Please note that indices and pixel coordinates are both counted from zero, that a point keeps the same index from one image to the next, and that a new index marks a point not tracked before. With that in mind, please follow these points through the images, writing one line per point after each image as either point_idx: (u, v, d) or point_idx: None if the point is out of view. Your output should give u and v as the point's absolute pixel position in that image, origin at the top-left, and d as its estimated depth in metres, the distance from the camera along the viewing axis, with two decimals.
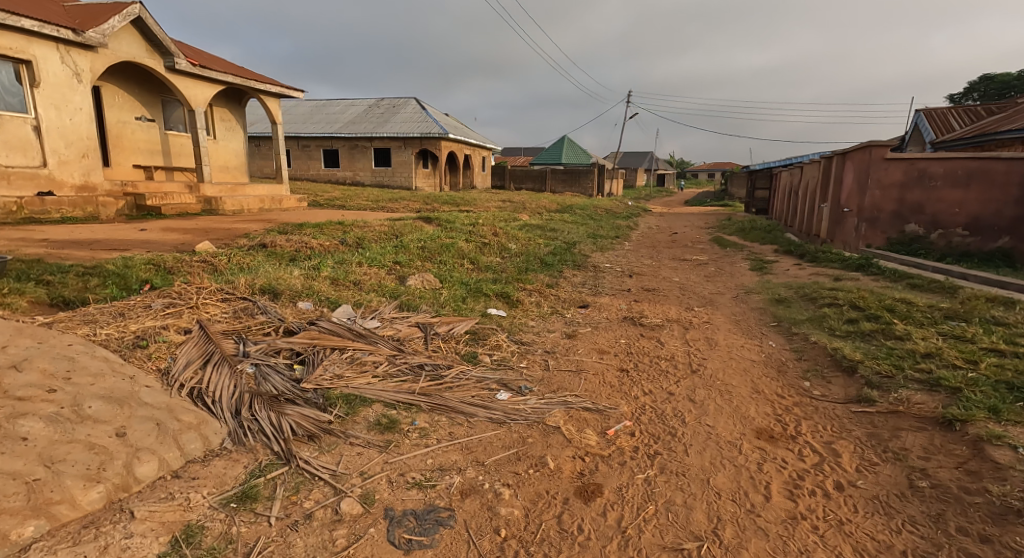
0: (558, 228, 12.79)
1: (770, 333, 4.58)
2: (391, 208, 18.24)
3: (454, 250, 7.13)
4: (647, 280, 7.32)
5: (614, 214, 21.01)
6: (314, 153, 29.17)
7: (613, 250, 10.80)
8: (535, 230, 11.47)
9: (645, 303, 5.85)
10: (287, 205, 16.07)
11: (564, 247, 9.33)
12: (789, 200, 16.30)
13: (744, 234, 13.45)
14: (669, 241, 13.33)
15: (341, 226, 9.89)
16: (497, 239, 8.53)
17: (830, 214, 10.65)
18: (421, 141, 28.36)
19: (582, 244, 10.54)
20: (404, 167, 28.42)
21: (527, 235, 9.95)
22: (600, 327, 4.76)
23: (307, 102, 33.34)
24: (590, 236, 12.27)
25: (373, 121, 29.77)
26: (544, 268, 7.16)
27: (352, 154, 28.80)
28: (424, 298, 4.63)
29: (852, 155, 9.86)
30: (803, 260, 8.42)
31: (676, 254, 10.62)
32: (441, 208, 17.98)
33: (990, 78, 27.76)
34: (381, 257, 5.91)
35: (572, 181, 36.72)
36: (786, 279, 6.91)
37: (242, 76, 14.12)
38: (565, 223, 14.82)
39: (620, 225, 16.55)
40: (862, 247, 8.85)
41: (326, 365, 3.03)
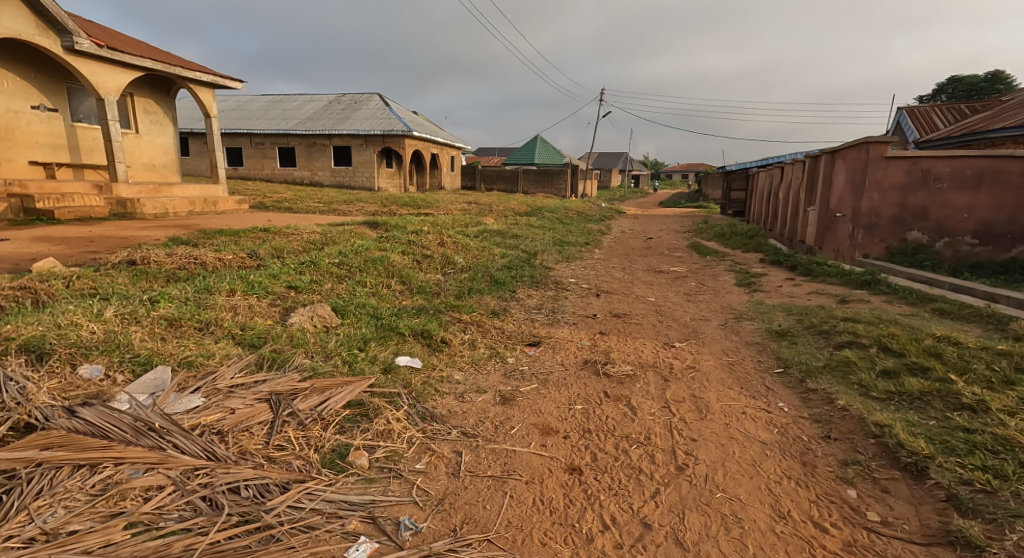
0: (521, 234, 11.59)
1: (777, 388, 3.41)
2: (345, 210, 16.81)
3: (382, 267, 5.85)
4: (617, 300, 6.15)
5: (586, 217, 19.95)
6: (269, 151, 27.52)
7: (581, 259, 9.66)
8: (494, 237, 10.24)
9: (612, 336, 4.66)
10: (223, 207, 14.55)
11: (523, 258, 8.11)
12: (768, 203, 15.45)
13: (723, 240, 12.48)
14: (642, 248, 12.27)
15: (263, 233, 8.51)
16: (441, 250, 7.27)
17: (817, 219, 9.65)
18: (383, 139, 26.93)
19: (544, 253, 9.35)
20: (366, 167, 27.01)
21: (481, 244, 8.70)
22: (550, 380, 3.54)
23: (263, 97, 31.50)
24: (555, 243, 11.09)
25: (333, 117, 28.17)
26: (493, 288, 5.92)
27: (309, 152, 27.34)
28: (297, 347, 3.27)
29: (844, 154, 8.88)
30: (794, 274, 7.36)
31: (649, 264, 9.53)
32: (399, 211, 16.62)
33: (958, 80, 27.50)
34: (274, 280, 4.58)
35: (544, 181, 35.66)
36: (779, 300, 5.82)
37: (165, 61, 12.56)
38: (530, 228, 13.64)
39: (591, 229, 15.45)
40: (858, 258, 7.84)
41: (32, 514, 1.68)
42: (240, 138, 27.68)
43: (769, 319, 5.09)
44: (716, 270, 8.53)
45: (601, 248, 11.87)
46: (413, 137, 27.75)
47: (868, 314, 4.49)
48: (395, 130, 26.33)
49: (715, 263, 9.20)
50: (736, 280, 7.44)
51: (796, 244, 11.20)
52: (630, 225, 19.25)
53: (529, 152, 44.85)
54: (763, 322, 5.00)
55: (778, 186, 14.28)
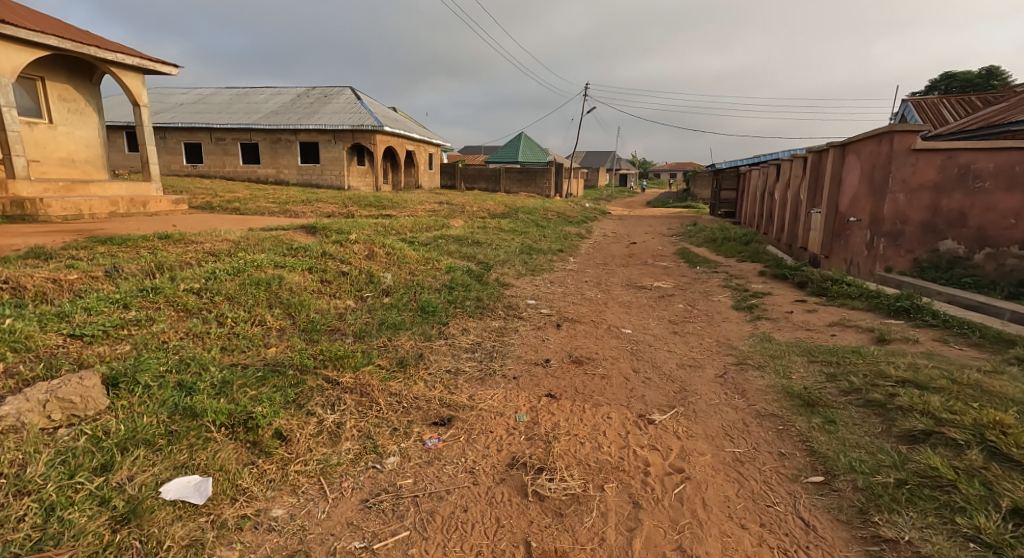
0: (486, 240, 10.19)
1: (824, 536, 2.01)
2: (299, 212, 15.29)
3: (269, 292, 4.39)
4: (582, 336, 4.75)
5: (567, 218, 18.61)
6: (230, 147, 26.38)
7: (549, 271, 8.27)
8: (448, 245, 8.83)
9: (567, 404, 3.24)
10: (154, 208, 12.98)
11: (475, 275, 6.69)
12: (763, 204, 14.16)
13: (714, 246, 11.16)
14: (623, 255, 10.92)
15: (162, 241, 7.04)
16: (368, 266, 5.82)
17: (824, 223, 8.38)
18: (353, 135, 25.77)
19: (506, 265, 7.96)
20: (335, 164, 26.00)
21: (427, 256, 7.26)
22: (443, 515, 2.10)
23: (228, 91, 29.91)
24: (522, 251, 9.69)
25: (301, 112, 26.99)
26: (417, 323, 4.48)
27: (273, 148, 26.22)
28: None
29: (857, 148, 7.57)
30: (805, 294, 5.99)
31: (630, 276, 8.15)
32: (360, 213, 15.15)
33: (952, 77, 26.54)
34: (61, 322, 3.08)
35: (527, 181, 34.28)
36: (795, 336, 4.45)
37: (77, 40, 10.96)
38: (500, 232, 12.23)
39: (569, 233, 14.07)
40: (880, 272, 6.50)
41: None
42: (201, 133, 26.44)
43: (785, 370, 3.70)
44: (709, 286, 7.16)
45: (577, 256, 10.50)
46: (385, 132, 26.33)
47: (932, 372, 3.14)
48: (365, 126, 25.23)
49: (708, 276, 7.83)
50: (735, 301, 6.08)
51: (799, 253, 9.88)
52: (612, 228, 17.94)
53: (512, 150, 43.45)
54: (778, 376, 3.61)
55: (774, 185, 13.00)
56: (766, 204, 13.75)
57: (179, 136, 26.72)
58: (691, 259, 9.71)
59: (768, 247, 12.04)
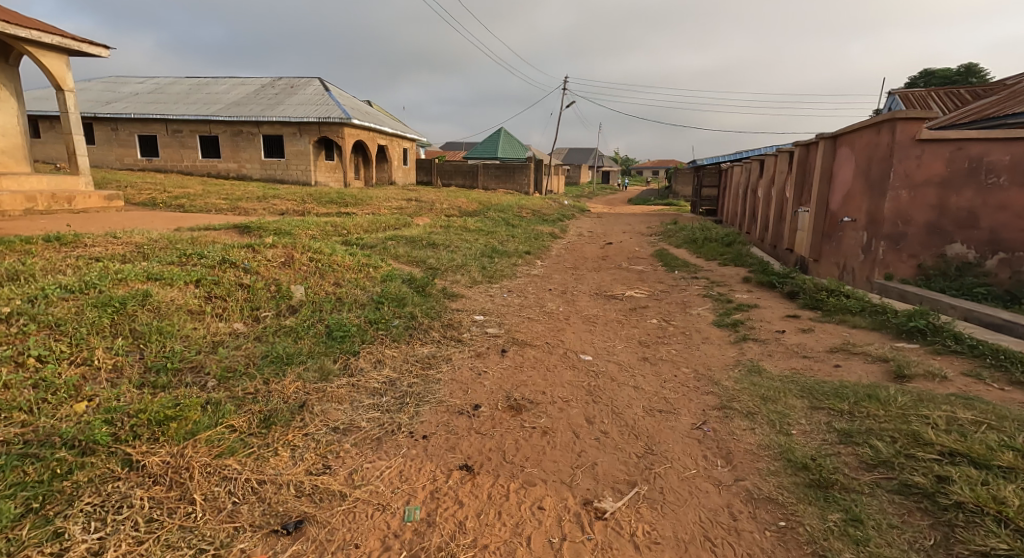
0: (444, 240, 9.24)
1: None
2: (251, 209, 14.16)
3: (119, 318, 3.40)
4: (531, 367, 3.83)
5: (542, 216, 17.74)
6: (188, 140, 25.31)
7: (509, 277, 7.37)
8: (397, 248, 7.86)
9: (485, 485, 2.32)
10: (81, 203, 11.93)
11: (417, 285, 5.74)
12: (746, 202, 13.40)
13: (695, 247, 10.33)
14: (595, 257, 10.07)
15: (47, 243, 6.02)
16: (279, 276, 4.84)
17: (814, 224, 7.59)
18: (319, 128, 24.75)
19: (459, 272, 7.02)
20: (300, 158, 25.00)
21: (365, 261, 6.30)
22: None
23: (189, 83, 28.72)
24: (482, 253, 8.78)
25: (265, 104, 25.73)
26: (317, 355, 3.51)
27: (235, 141, 25.20)
28: None
29: (850, 140, 6.77)
30: (796, 307, 5.16)
31: (600, 283, 7.27)
32: (317, 211, 14.11)
33: (931, 72, 26.17)
34: None
35: (505, 177, 33.30)
36: (791, 368, 3.58)
37: None
38: (464, 231, 11.29)
39: (542, 233, 13.20)
40: (879, 279, 5.70)
41: None
42: (156, 124, 25.17)
43: (782, 423, 2.82)
44: (688, 296, 6.31)
45: (545, 258, 9.61)
46: (353, 125, 25.13)
47: (985, 436, 2.27)
48: (331, 118, 24.11)
49: (688, 284, 6.99)
50: (716, 317, 5.23)
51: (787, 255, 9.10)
52: (590, 226, 17.09)
53: (491, 146, 42.39)
54: (772, 433, 2.73)
55: (758, 180, 12.23)
56: (749, 201, 12.99)
57: (134, 128, 25.33)
58: (669, 262, 8.86)
59: (752, 248, 11.26)
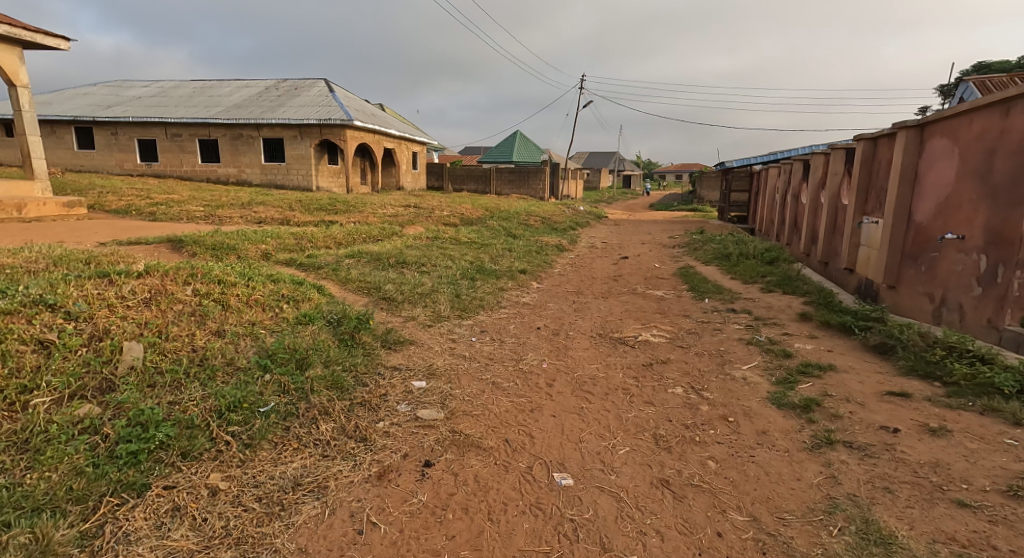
0: (421, 257, 7.68)
1: None
2: (227, 217, 12.82)
3: None
4: (463, 510, 2.20)
5: (552, 224, 16.10)
6: (187, 144, 24.33)
7: (489, 310, 5.75)
8: (354, 269, 6.31)
9: None
10: (32, 212, 10.74)
11: (344, 331, 4.11)
12: (788, 209, 11.52)
13: (726, 265, 8.55)
14: (605, 276, 8.37)
15: None
16: (118, 324, 3.25)
17: (893, 239, 5.81)
18: (320, 131, 23.66)
19: (421, 303, 5.44)
20: (300, 162, 23.94)
21: (288, 293, 4.72)
22: None
23: (193, 86, 27.91)
24: (464, 274, 7.17)
25: (265, 106, 24.69)
26: (51, 503, 1.92)
27: (234, 145, 24.17)
28: None
29: (949, 129, 5.01)
30: (895, 375, 3.45)
31: (608, 319, 5.60)
32: (298, 219, 12.71)
33: (985, 66, 23.65)
34: None
35: (519, 181, 31.74)
36: (944, 542, 1.89)
37: None
38: (454, 245, 9.71)
39: (547, 244, 11.59)
40: (1012, 325, 3.95)
41: None
42: (155, 128, 24.30)
43: None
44: (727, 344, 4.60)
45: (544, 279, 7.96)
46: (355, 127, 23.91)
47: None
48: (332, 120, 22.90)
49: (723, 324, 5.26)
50: (772, 386, 3.53)
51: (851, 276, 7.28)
52: (604, 235, 15.38)
53: (505, 150, 40.90)
54: None
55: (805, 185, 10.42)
56: (795, 209, 11.13)
57: (133, 132, 24.50)
58: (696, 287, 7.12)
59: (798, 264, 9.44)
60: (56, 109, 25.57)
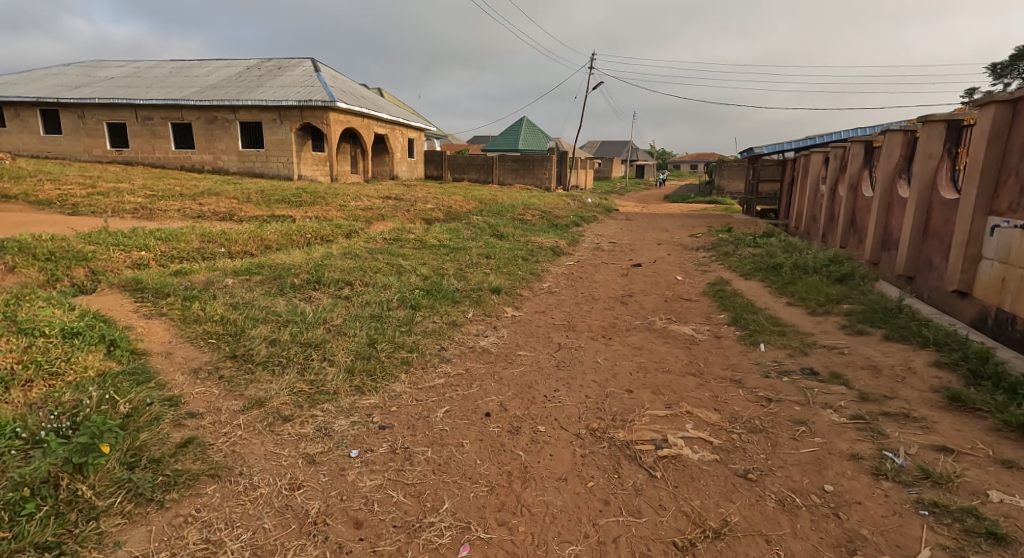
0: (352, 274, 5.52)
1: None
2: (161, 211, 10.71)
3: None
4: None
5: (552, 219, 13.91)
6: (159, 128, 22.24)
7: (416, 372, 3.61)
8: (225, 297, 4.17)
9: None
10: None
11: (26, 475, 1.88)
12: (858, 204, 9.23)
13: (776, 282, 6.31)
14: (610, 297, 6.17)
15: None
16: None
17: None
18: (301, 113, 21.54)
19: (298, 365, 3.29)
20: (280, 149, 21.89)
21: (7, 367, 2.52)
22: None
23: (170, 66, 25.84)
24: (404, 302, 5.00)
25: (243, 86, 22.60)
26: None
27: (209, 129, 22.08)
28: None
29: None
30: None
31: (608, 391, 3.43)
32: (245, 214, 10.66)
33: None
34: None
35: (522, 170, 29.50)
36: None
37: None
38: (416, 250, 7.52)
39: (540, 247, 9.41)
40: None
41: None
42: (124, 110, 22.21)
43: None
44: (835, 470, 2.42)
45: (525, 305, 5.77)
46: (339, 109, 21.78)
47: None
48: (313, 100, 20.79)
49: (808, 411, 3.07)
50: None
51: (973, 298, 5.09)
52: (612, 233, 13.10)
53: (510, 138, 38.55)
54: None
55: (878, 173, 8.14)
56: (866, 204, 8.82)
57: (101, 115, 22.43)
58: (742, 322, 4.90)
59: (885, 277, 7.20)
60: (19, 90, 23.51)
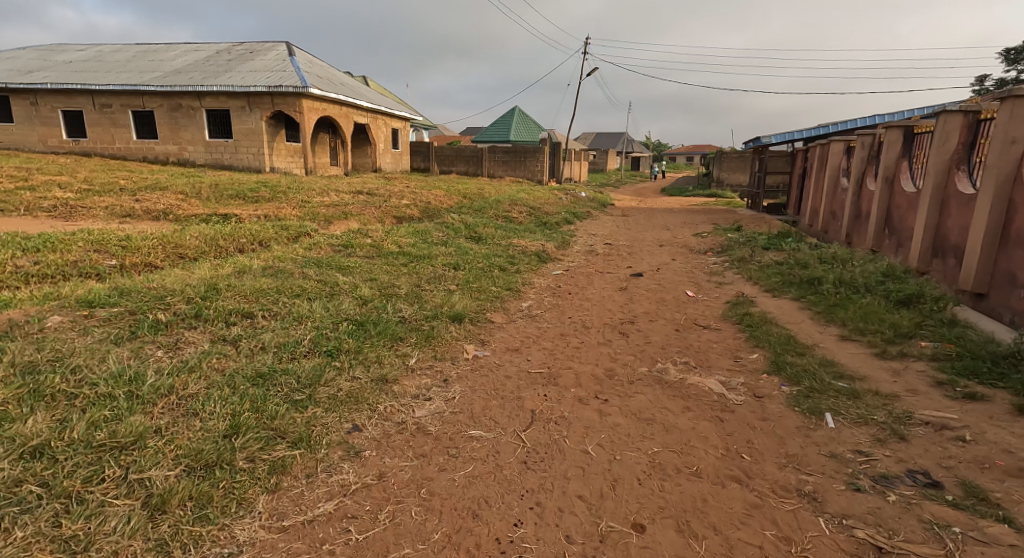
0: (261, 301, 4.11)
1: None
2: (85, 209, 9.21)
3: None
4: None
5: (541, 217, 12.50)
6: (119, 117, 20.59)
7: (295, 489, 2.23)
8: (19, 351, 2.73)
9: None
10: None
11: None
12: (899, 200, 7.88)
13: (817, 306, 4.96)
14: (605, 326, 4.81)
15: None
16: None
17: None
18: (272, 101, 19.96)
19: (58, 504, 1.88)
20: (250, 139, 20.33)
21: None
22: None
23: (133, 49, 24.07)
24: (319, 342, 3.59)
25: (209, 71, 20.96)
26: None
27: (173, 118, 20.45)
28: None
29: None
30: None
31: (604, 531, 2.07)
32: (182, 212, 9.17)
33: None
34: None
35: (513, 162, 28.04)
36: None
37: None
38: (367, 262, 6.10)
39: (523, 252, 8.02)
40: None
41: None
42: (81, 97, 20.52)
43: None
44: None
45: (494, 341, 4.39)
46: (314, 96, 20.21)
47: None
48: (284, 86, 19.22)
49: None
50: None
51: None
52: (607, 232, 11.71)
53: (501, 129, 36.99)
54: None
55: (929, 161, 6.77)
56: (911, 200, 7.47)
57: (56, 102, 20.72)
58: (790, 373, 3.55)
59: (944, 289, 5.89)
60: None
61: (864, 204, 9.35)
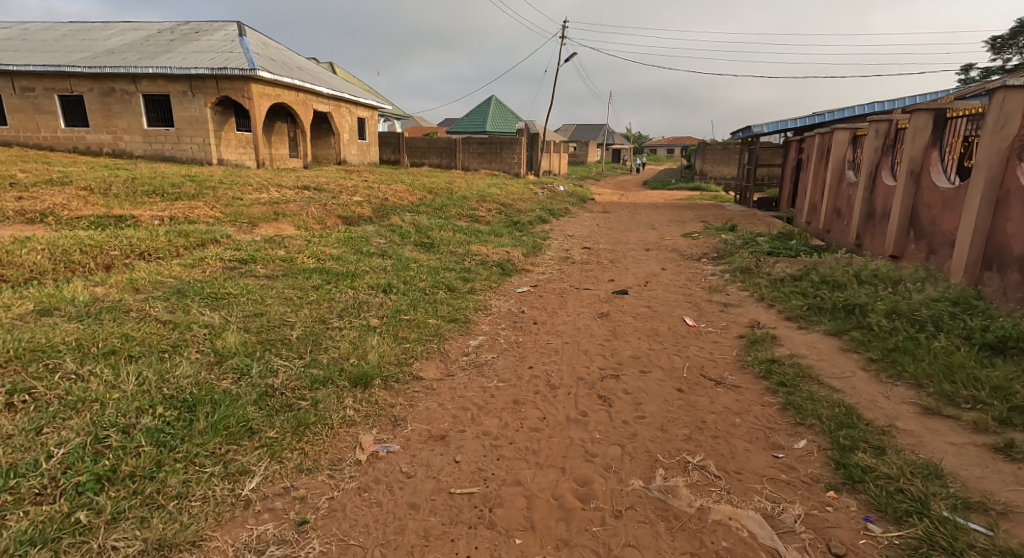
0: (25, 372, 2.58)
1: None
2: None
3: None
4: None
5: (513, 216, 11.03)
6: (44, 102, 18.47)
7: None
8: None
9: None
10: None
11: None
12: (931, 198, 6.56)
13: (869, 351, 3.60)
14: (577, 387, 3.38)
15: None
16: None
17: None
18: (217, 85, 18.03)
19: None
20: (193, 127, 18.38)
21: None
22: None
23: (64, 28, 21.79)
24: (72, 464, 2.05)
25: (146, 52, 18.92)
26: None
27: (105, 103, 18.38)
28: None
29: None
30: None
31: None
32: (67, 214, 7.47)
33: None
34: None
35: (489, 154, 26.46)
36: None
37: None
38: (262, 287, 4.54)
39: (483, 265, 6.54)
40: None
41: None
42: None
43: None
44: None
45: (410, 424, 2.91)
46: (263, 80, 18.31)
47: None
48: (228, 69, 17.31)
49: None
50: None
51: None
52: (585, 233, 10.27)
53: (477, 119, 35.30)
54: None
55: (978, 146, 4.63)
56: (949, 199, 6.13)
57: None
58: (877, 495, 2.16)
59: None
60: None
61: (879, 201, 8.05)
